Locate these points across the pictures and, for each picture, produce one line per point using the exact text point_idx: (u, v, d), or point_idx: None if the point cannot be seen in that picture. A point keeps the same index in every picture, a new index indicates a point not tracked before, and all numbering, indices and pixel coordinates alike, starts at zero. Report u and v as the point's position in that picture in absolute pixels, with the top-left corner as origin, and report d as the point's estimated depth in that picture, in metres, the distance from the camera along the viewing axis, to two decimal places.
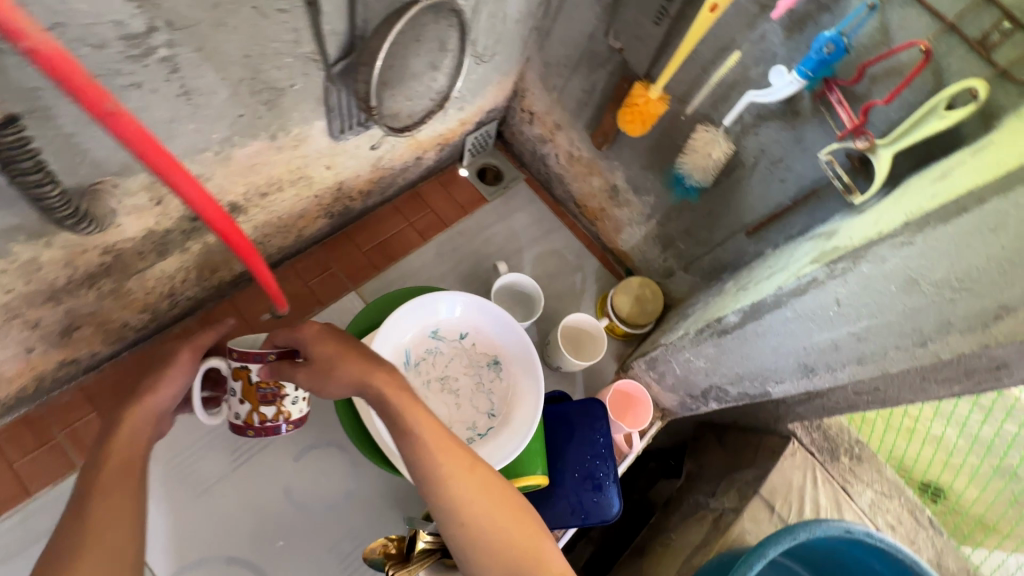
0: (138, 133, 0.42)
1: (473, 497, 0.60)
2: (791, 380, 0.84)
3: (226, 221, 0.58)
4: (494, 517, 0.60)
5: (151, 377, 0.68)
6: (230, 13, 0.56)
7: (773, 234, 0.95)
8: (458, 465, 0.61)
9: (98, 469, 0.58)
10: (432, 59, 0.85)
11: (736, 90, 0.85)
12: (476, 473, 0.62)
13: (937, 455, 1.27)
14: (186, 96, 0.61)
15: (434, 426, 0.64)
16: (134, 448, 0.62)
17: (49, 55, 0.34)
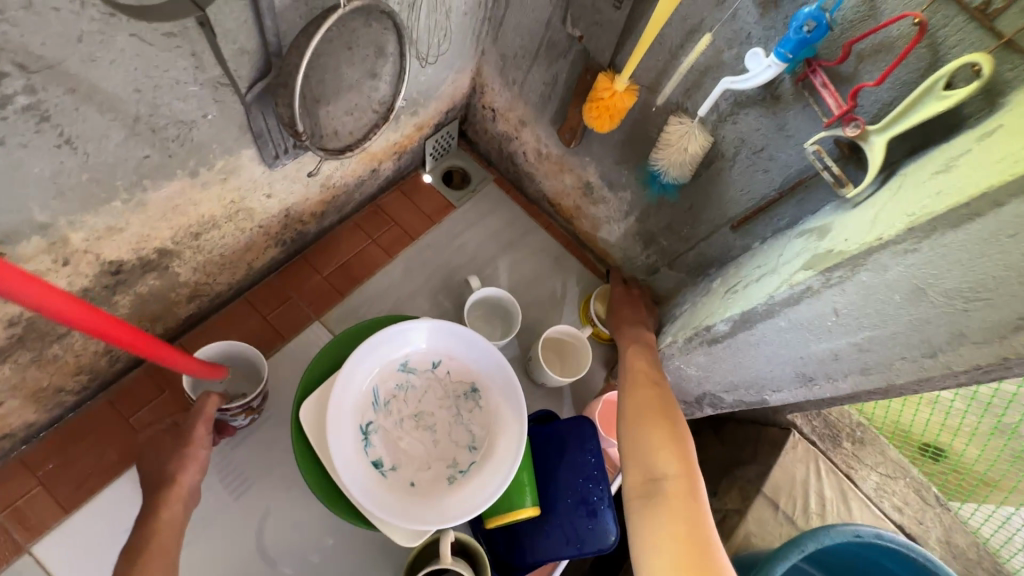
0: None
1: (653, 428, 0.76)
2: (789, 388, 0.77)
3: (60, 297, 0.43)
4: (664, 446, 0.73)
5: (175, 458, 0.73)
6: (102, 44, 0.47)
7: (761, 227, 0.87)
8: (648, 390, 0.83)
9: (137, 548, 0.65)
10: (370, 66, 0.76)
11: (710, 76, 0.77)
12: (661, 409, 0.80)
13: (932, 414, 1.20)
14: (69, 145, 0.52)
15: (647, 364, 0.90)
16: (169, 529, 0.68)
17: None
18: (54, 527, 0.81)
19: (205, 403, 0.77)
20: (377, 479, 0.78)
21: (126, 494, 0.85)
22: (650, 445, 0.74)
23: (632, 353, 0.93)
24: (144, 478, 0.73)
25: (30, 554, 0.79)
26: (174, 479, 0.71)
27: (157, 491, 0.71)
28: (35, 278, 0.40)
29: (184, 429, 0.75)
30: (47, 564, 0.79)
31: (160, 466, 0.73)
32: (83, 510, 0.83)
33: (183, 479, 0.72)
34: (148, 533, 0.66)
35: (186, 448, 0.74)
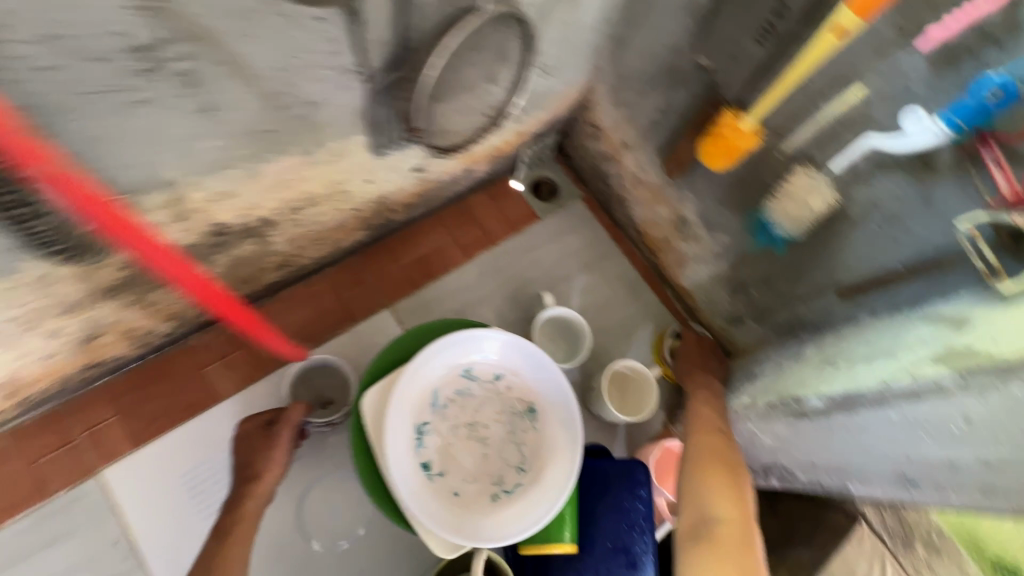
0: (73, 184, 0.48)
1: (711, 474, 0.74)
2: (880, 485, 0.70)
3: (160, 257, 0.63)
4: (721, 493, 0.71)
5: (263, 458, 0.81)
6: (256, 22, 0.48)
7: (874, 301, 0.79)
8: (710, 440, 0.80)
9: (223, 533, 0.74)
10: (491, 71, 0.75)
11: (852, 130, 0.70)
12: (721, 459, 0.77)
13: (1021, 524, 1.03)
14: (207, 112, 0.54)
15: (710, 411, 0.87)
16: (249, 521, 0.76)
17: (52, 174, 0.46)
18: (125, 457, 0.86)
19: (289, 412, 0.84)
20: (424, 482, 0.77)
21: (189, 443, 0.89)
22: (704, 490, 0.72)
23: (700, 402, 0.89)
24: (239, 468, 0.82)
25: (98, 477, 0.85)
26: (258, 477, 0.79)
27: (243, 485, 0.79)
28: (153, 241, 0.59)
29: (272, 433, 0.82)
30: (112, 490, 0.84)
31: (252, 460, 0.81)
32: (150, 448, 0.88)
33: (265, 478, 0.79)
34: (231, 523, 0.75)
35: (271, 452, 0.81)
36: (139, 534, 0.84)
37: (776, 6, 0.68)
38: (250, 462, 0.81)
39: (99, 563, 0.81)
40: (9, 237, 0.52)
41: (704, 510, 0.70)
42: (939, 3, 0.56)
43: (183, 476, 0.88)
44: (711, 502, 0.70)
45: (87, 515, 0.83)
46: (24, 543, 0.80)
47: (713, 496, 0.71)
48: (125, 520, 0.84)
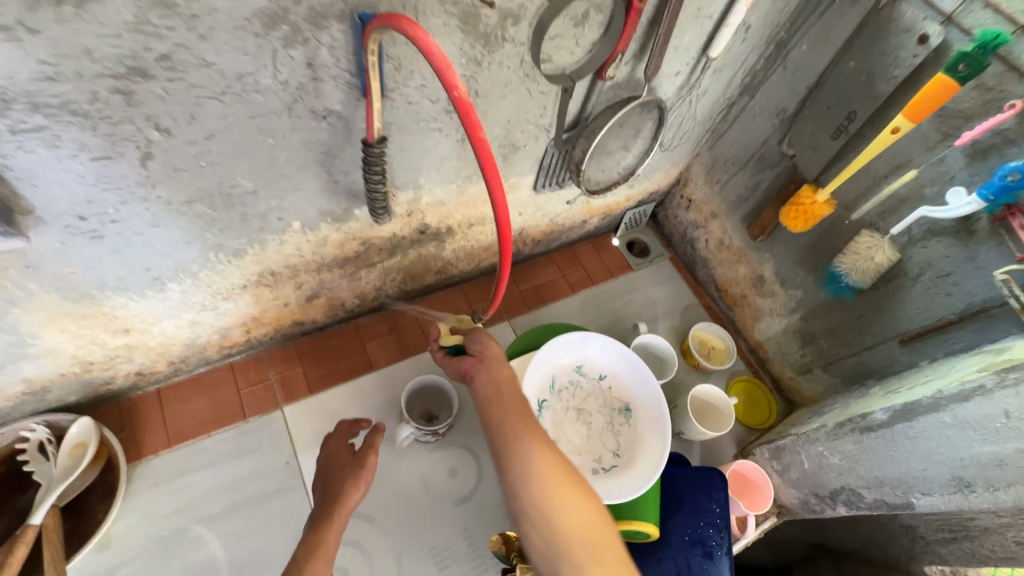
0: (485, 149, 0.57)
1: (575, 519, 0.66)
2: (940, 494, 0.81)
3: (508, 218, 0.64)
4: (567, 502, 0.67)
5: (351, 478, 0.83)
6: (512, 90, 0.79)
7: (931, 347, 0.95)
8: (551, 469, 0.68)
9: (311, 547, 0.74)
10: (628, 142, 1.04)
11: (908, 204, 0.92)
12: (574, 491, 0.67)
13: None
14: (462, 142, 0.84)
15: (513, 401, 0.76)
16: (334, 537, 0.76)
17: (462, 100, 0.53)
18: (302, 399, 1.09)
19: (374, 436, 0.88)
20: None
21: (349, 396, 1.12)
22: (567, 535, 0.65)
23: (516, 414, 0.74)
24: (327, 485, 0.85)
25: (281, 411, 1.07)
26: (343, 496, 0.81)
27: (330, 504, 0.80)
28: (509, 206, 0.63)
29: (359, 457, 0.86)
30: (289, 421, 1.07)
31: (343, 473, 0.85)
32: (320, 395, 1.10)
33: (351, 497, 0.81)
34: (315, 540, 0.74)
35: (360, 474, 0.84)
36: (303, 460, 1.03)
37: (848, 113, 0.94)
38: (343, 472, 0.85)
39: (273, 477, 1.01)
40: (331, 201, 0.80)
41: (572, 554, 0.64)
42: (970, 117, 0.80)
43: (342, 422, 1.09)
44: (573, 547, 0.64)
45: (270, 438, 1.04)
46: (223, 450, 1.02)
47: (580, 538, 0.65)
48: (295, 447, 1.05)
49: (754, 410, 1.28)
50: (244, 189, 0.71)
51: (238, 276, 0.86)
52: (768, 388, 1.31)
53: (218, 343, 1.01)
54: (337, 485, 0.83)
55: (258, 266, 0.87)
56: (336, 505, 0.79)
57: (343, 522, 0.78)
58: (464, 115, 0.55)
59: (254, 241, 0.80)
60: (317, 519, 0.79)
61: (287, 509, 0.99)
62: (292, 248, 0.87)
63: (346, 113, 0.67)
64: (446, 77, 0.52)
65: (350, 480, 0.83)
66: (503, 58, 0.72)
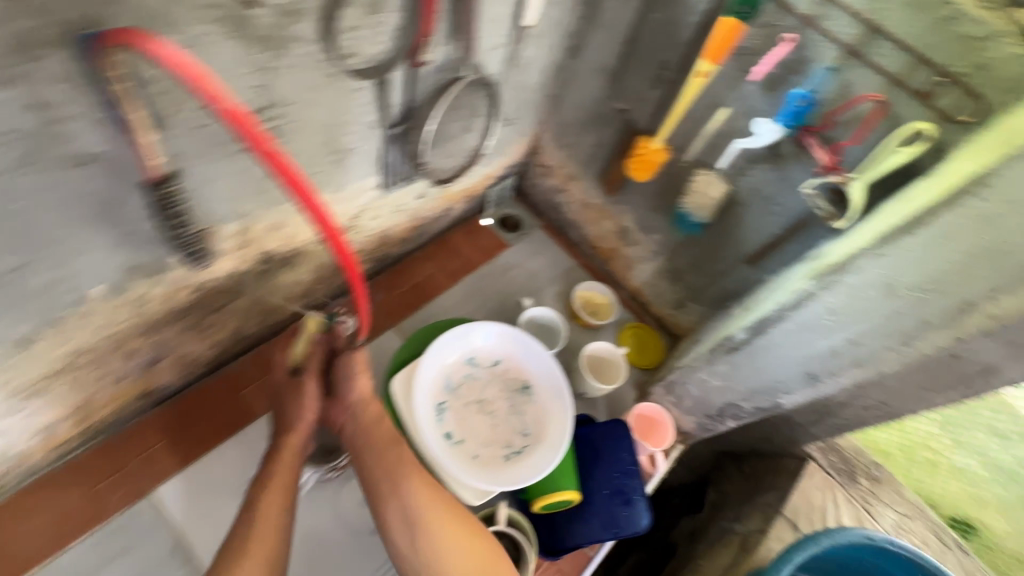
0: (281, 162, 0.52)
1: (454, 538, 0.76)
2: (799, 389, 0.92)
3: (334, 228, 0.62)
4: (443, 530, 0.76)
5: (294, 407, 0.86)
6: (320, 92, 0.71)
7: (771, 262, 1.06)
8: (434, 499, 0.79)
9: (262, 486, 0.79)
10: (468, 123, 1.01)
11: (727, 139, 0.99)
12: (454, 514, 0.79)
13: (963, 490, 1.39)
14: (279, 157, 0.75)
15: (385, 443, 0.84)
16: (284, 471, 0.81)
17: (234, 112, 0.46)
18: (176, 476, 0.97)
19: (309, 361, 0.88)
20: (448, 447, 0.94)
21: (230, 455, 1.01)
22: (443, 548, 0.75)
23: (396, 457, 0.82)
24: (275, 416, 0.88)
25: (153, 496, 0.95)
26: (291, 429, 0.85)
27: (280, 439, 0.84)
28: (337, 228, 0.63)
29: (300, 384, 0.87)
30: (166, 505, 0.94)
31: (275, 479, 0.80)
32: (197, 464, 0.99)
33: (300, 426, 0.85)
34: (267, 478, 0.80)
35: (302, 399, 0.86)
36: (192, 540, 0.93)
37: (662, 63, 0.98)
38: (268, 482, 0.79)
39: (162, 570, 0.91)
40: (135, 254, 0.69)
41: (457, 572, 0.74)
42: (758, 53, 0.87)
43: (226, 484, 0.99)
44: (448, 558, 0.74)
45: (146, 530, 0.92)
46: (90, 560, 0.88)
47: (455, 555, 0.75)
48: (177, 530, 0.93)
49: (645, 352, 1.35)
50: (5, 267, 0.57)
51: (38, 367, 0.72)
52: (653, 329, 1.40)
53: (45, 444, 0.85)
54: (269, 496, 0.78)
55: (63, 348, 0.72)
56: (265, 515, 0.75)
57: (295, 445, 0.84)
58: (286, 176, 0.53)
59: (45, 322, 0.67)
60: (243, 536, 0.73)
61: None
62: (102, 315, 0.73)
63: (114, 154, 0.56)
64: (206, 89, 0.45)
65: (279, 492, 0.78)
66: (297, 61, 0.65)
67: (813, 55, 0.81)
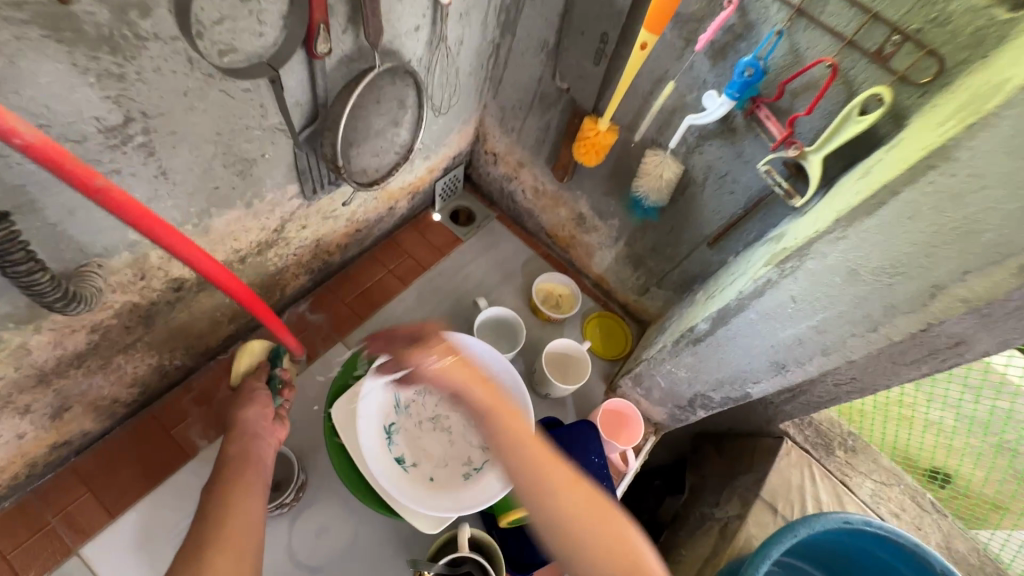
0: (128, 200, 0.49)
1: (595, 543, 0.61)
2: (768, 378, 0.87)
3: (207, 258, 0.61)
4: (568, 493, 0.64)
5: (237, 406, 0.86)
6: (198, 97, 0.61)
7: (732, 243, 1.00)
8: (567, 484, 0.65)
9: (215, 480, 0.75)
10: (394, 116, 0.91)
11: (677, 115, 0.92)
12: (588, 503, 0.64)
13: (935, 439, 1.29)
14: (163, 175, 0.65)
15: (483, 401, 0.70)
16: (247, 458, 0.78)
17: (41, 144, 0.41)
18: (104, 531, 0.88)
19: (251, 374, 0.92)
20: (399, 473, 0.86)
21: (168, 500, 0.92)
22: (578, 523, 0.62)
23: (510, 423, 0.69)
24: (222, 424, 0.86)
25: (78, 555, 0.86)
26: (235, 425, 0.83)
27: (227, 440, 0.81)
28: (202, 250, 0.60)
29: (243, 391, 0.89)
30: (93, 564, 0.85)
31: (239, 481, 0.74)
32: (126, 517, 0.89)
33: (245, 421, 0.83)
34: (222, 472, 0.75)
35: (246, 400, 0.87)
36: None
37: (601, 35, 0.89)
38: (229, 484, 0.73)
39: None
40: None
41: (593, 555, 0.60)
42: (702, 18, 0.79)
43: (168, 531, 0.90)
44: (588, 532, 0.62)
45: None
46: None
47: (587, 531, 0.62)
48: None
49: (612, 343, 1.30)
50: None
51: None
52: (620, 317, 1.34)
53: None
54: (227, 488, 0.72)
55: None
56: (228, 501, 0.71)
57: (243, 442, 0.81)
58: (123, 211, 0.49)
59: None
60: (207, 542, 0.65)
61: None
62: None
63: None
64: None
65: (246, 492, 0.72)
66: (157, 63, 0.54)
67: (759, 18, 0.74)
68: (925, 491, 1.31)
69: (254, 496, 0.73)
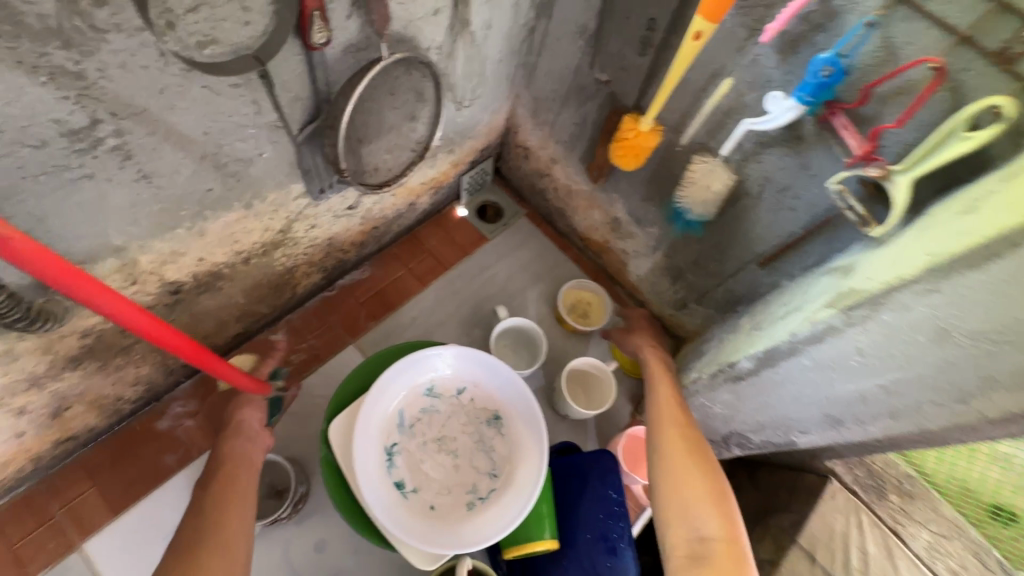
0: (35, 251, 0.41)
1: (692, 482, 0.74)
2: (816, 432, 0.76)
3: (136, 314, 0.53)
4: (691, 457, 0.78)
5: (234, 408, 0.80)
6: (177, 95, 0.54)
7: (788, 265, 0.87)
8: (676, 427, 0.82)
9: (209, 481, 0.69)
10: (410, 110, 0.82)
11: (733, 118, 0.79)
12: (692, 448, 0.79)
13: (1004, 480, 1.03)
14: (146, 179, 0.59)
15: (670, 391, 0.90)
16: (242, 461, 0.73)
17: None
18: (107, 527, 0.87)
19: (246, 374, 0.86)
20: (397, 499, 0.81)
21: (168, 503, 0.90)
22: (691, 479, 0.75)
23: (657, 377, 0.93)
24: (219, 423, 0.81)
25: (80, 551, 0.85)
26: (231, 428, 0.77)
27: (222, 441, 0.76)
28: (121, 295, 0.51)
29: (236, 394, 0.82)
30: (94, 561, 0.85)
31: (227, 481, 0.69)
32: (128, 515, 0.88)
33: (242, 424, 0.78)
34: (217, 471, 0.70)
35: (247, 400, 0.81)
36: None
37: (647, 21, 0.77)
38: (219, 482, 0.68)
39: None
40: None
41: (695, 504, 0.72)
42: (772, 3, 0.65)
43: (162, 534, 0.88)
44: (693, 487, 0.74)
45: None
46: None
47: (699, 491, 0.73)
48: None
49: None
50: None
51: None
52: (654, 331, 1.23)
53: None
54: (222, 490, 0.67)
55: None
56: (219, 502, 0.66)
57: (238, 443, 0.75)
58: (28, 263, 0.42)
59: None
60: (197, 547, 0.60)
61: None
62: None
63: None
64: None
65: (238, 493, 0.67)
66: (122, 58, 0.48)
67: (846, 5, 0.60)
68: (993, 548, 1.09)
69: (245, 496, 0.68)
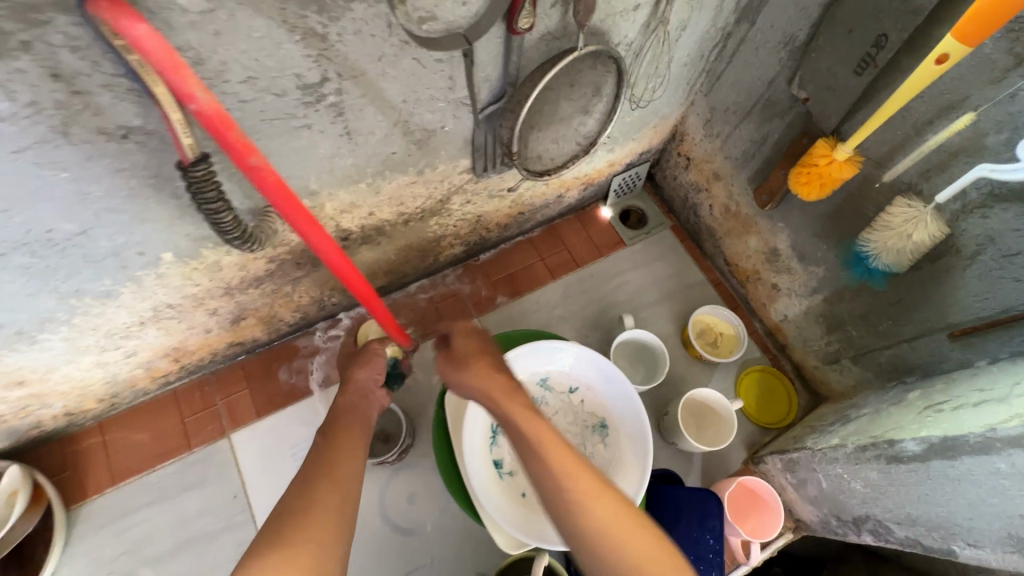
0: (275, 182, 0.47)
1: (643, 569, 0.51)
2: (991, 549, 0.61)
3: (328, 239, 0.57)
4: (619, 532, 0.53)
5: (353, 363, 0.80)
6: (392, 64, 0.60)
7: (992, 344, 0.72)
8: (578, 485, 0.55)
9: (327, 430, 0.69)
10: (585, 103, 0.82)
11: (961, 160, 0.67)
12: (631, 525, 0.53)
13: None
14: (348, 136, 0.66)
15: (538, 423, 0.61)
16: (356, 416, 0.73)
17: (212, 111, 0.40)
18: (251, 425, 1.01)
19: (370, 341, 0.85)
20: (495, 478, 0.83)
21: (299, 419, 1.02)
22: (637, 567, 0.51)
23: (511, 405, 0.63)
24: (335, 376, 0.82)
25: (228, 439, 1.00)
26: (348, 381, 0.77)
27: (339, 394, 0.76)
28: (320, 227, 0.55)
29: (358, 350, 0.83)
30: (238, 451, 0.99)
31: (346, 427, 0.70)
32: (269, 420, 1.02)
33: (358, 377, 0.78)
34: (336, 421, 0.70)
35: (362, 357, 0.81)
36: (251, 490, 0.97)
37: (877, 37, 0.66)
38: (336, 433, 0.68)
39: (221, 511, 0.96)
40: (200, 226, 0.68)
41: None
42: None
43: (290, 448, 1.00)
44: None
45: (218, 469, 0.98)
46: (171, 483, 0.97)
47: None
48: (244, 479, 0.98)
49: (768, 408, 1.09)
50: (67, 232, 0.58)
51: (126, 315, 0.76)
52: (789, 379, 1.11)
53: (147, 375, 0.94)
54: (338, 442, 0.66)
55: (147, 302, 0.76)
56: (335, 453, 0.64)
57: (350, 397, 0.75)
58: (269, 191, 0.48)
59: (122, 280, 0.70)
60: (313, 488, 0.59)
61: (237, 545, 0.94)
62: (177, 277, 0.74)
63: (153, 128, 0.52)
64: (181, 84, 0.39)
65: (353, 447, 0.66)
66: (360, 25, 0.54)
67: None
68: None
69: (359, 441, 0.68)
